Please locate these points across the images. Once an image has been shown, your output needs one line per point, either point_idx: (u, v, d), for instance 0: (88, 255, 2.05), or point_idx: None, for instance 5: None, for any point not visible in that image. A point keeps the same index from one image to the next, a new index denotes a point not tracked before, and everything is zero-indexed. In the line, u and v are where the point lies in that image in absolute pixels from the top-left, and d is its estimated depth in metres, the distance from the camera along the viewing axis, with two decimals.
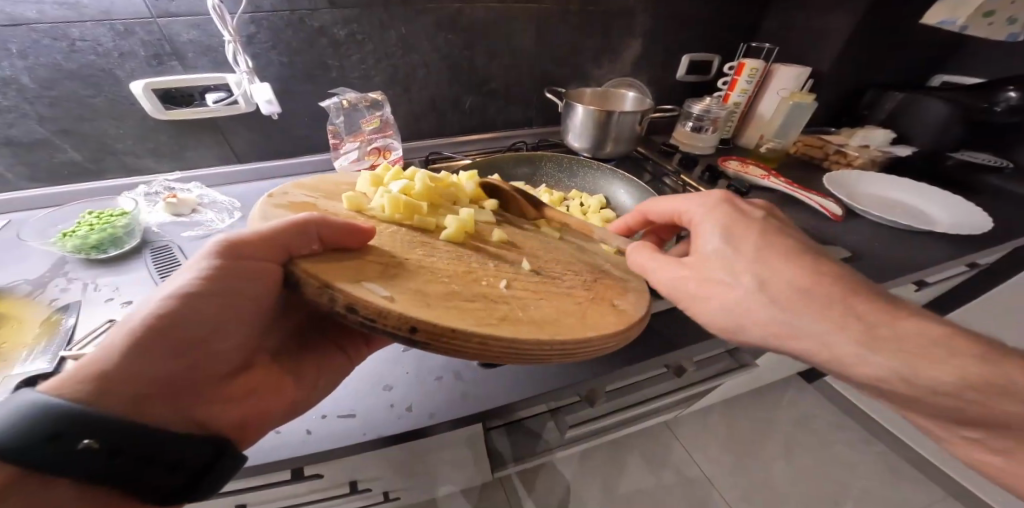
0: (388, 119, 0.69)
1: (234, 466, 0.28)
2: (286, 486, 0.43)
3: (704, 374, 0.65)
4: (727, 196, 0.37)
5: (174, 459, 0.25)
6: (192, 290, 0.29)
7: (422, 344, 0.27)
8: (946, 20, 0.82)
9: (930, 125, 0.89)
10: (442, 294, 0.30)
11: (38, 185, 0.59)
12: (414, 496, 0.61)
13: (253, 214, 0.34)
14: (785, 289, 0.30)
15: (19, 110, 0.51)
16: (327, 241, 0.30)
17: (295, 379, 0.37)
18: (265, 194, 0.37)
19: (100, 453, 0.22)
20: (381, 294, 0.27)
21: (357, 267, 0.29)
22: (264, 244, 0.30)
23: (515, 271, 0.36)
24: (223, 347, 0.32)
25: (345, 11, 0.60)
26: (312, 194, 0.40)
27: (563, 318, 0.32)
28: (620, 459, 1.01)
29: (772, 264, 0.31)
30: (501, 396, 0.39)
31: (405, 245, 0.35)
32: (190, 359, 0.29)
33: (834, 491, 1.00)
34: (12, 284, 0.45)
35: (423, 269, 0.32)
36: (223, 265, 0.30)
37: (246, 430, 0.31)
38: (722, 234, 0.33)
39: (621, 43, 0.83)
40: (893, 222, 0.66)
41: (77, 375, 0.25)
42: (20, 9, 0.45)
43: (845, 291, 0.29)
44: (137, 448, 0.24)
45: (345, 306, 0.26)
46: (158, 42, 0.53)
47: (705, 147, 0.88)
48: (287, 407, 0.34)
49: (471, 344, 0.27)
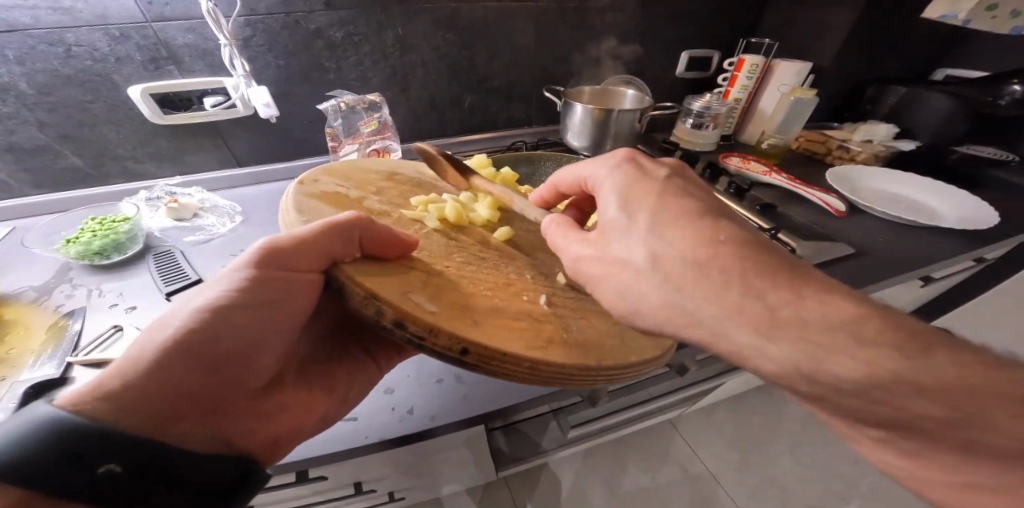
0: (387, 120, 0.69)
1: (256, 482, 0.27)
2: (293, 488, 0.44)
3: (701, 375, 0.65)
4: (631, 154, 0.35)
5: (204, 483, 0.24)
6: (233, 299, 0.27)
7: (471, 366, 0.27)
8: (947, 14, 0.81)
9: (933, 121, 0.87)
10: (489, 310, 0.29)
11: (42, 190, 0.59)
12: (417, 496, 0.61)
13: (288, 208, 0.33)
14: (677, 264, 0.26)
15: (19, 116, 0.51)
16: (366, 248, 0.30)
17: (324, 394, 0.36)
18: (296, 180, 0.36)
19: (124, 477, 0.20)
20: (430, 310, 0.27)
21: (402, 277, 0.29)
22: (307, 249, 0.28)
23: (553, 284, 0.35)
24: (259, 361, 0.30)
25: (340, 13, 0.60)
26: (344, 183, 0.39)
27: (605, 341, 0.32)
28: (626, 458, 1.01)
29: (671, 236, 0.27)
30: (504, 398, 0.39)
31: (442, 250, 0.35)
32: (226, 373, 0.27)
33: (841, 490, 1.00)
34: (19, 290, 0.45)
35: (464, 279, 0.32)
36: (266, 273, 0.28)
37: (273, 449, 0.30)
38: (620, 198, 0.31)
39: (618, 42, 0.82)
40: (896, 217, 0.66)
41: (96, 389, 0.22)
42: (16, 15, 0.45)
43: (744, 266, 0.25)
44: (166, 470, 0.22)
45: (394, 321, 0.26)
46: (154, 46, 0.53)
47: (706, 144, 0.88)
48: (313, 425, 0.33)
49: (521, 366, 0.27)
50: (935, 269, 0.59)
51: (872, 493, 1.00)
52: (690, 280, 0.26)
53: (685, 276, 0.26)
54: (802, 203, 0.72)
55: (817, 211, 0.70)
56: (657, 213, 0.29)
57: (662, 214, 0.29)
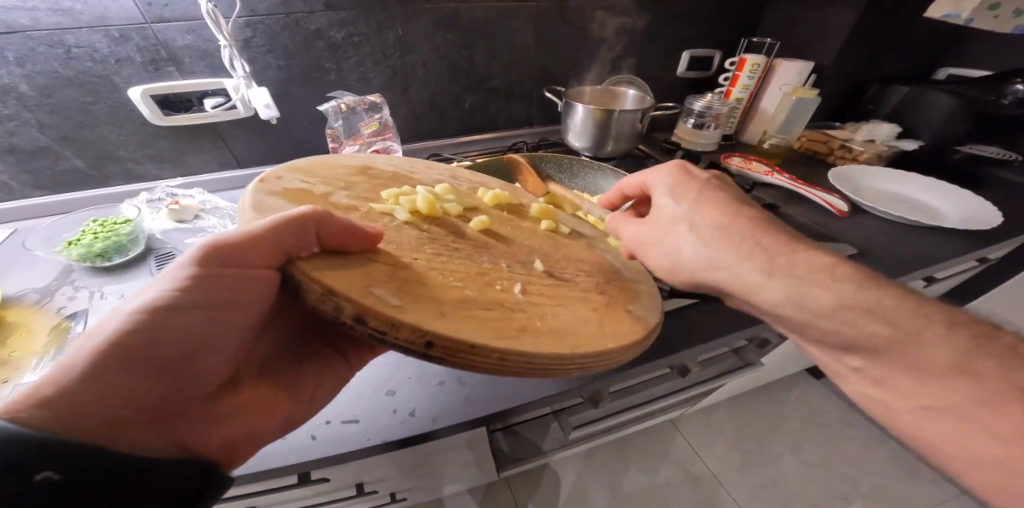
0: (388, 121, 0.68)
1: (221, 485, 0.26)
2: (295, 489, 0.44)
3: (706, 374, 0.64)
4: (682, 164, 0.41)
5: (163, 486, 0.23)
6: (176, 298, 0.26)
7: (438, 359, 0.26)
8: (950, 14, 0.80)
9: (935, 119, 0.88)
10: (456, 302, 0.29)
11: (42, 192, 0.59)
12: (419, 497, 0.61)
13: (245, 203, 0.31)
14: (711, 230, 0.34)
15: (19, 117, 0.51)
16: (325, 243, 0.28)
17: (284, 392, 0.35)
18: (257, 177, 0.34)
19: (64, 486, 0.19)
20: (393, 303, 0.26)
21: (364, 271, 0.28)
22: (257, 246, 0.27)
23: (529, 273, 0.35)
24: (208, 362, 0.29)
25: (340, 13, 0.60)
26: (309, 179, 0.37)
27: (582, 328, 0.31)
28: (627, 459, 1.01)
29: (706, 212, 0.35)
30: (507, 401, 0.39)
31: (414, 242, 0.34)
32: (169, 375, 0.26)
33: (843, 489, 1.00)
34: (21, 292, 0.45)
35: (433, 271, 0.31)
36: (209, 272, 0.27)
37: (232, 452, 0.30)
38: (671, 192, 0.38)
39: (618, 41, 0.82)
40: (900, 217, 0.66)
41: (30, 398, 0.21)
42: (15, 16, 0.45)
43: (756, 229, 0.34)
44: (114, 477, 0.21)
45: (354, 317, 0.25)
46: (154, 47, 0.53)
47: (707, 144, 0.87)
48: (276, 425, 0.33)
49: (490, 359, 0.26)
50: (938, 269, 0.59)
51: (874, 493, 1.00)
52: (721, 241, 0.34)
53: (710, 244, 0.34)
54: (804, 204, 0.71)
55: (819, 211, 0.70)
56: (699, 202, 0.36)
57: (703, 199, 0.36)
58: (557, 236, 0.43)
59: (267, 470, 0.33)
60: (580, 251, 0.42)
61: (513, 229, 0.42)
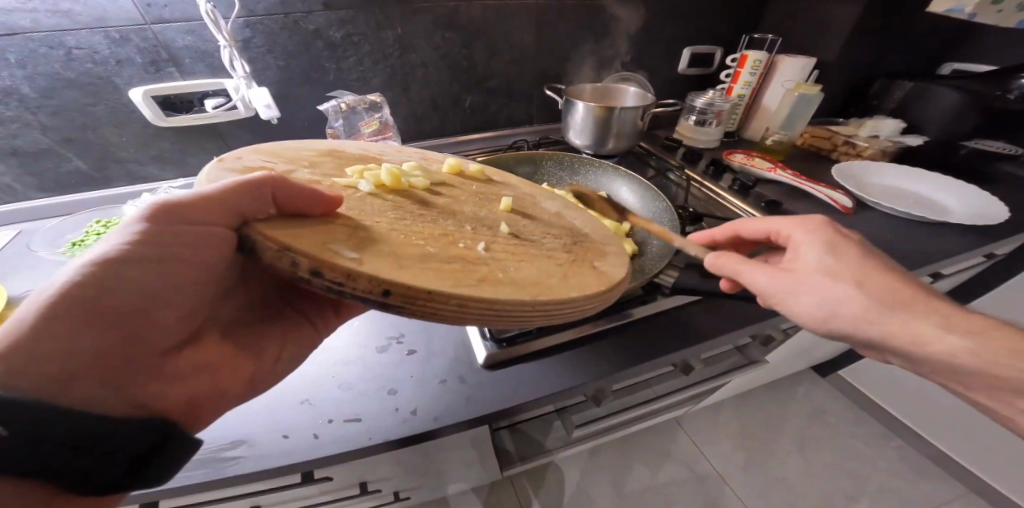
0: (388, 120, 0.68)
1: (186, 449, 0.27)
2: (298, 488, 0.44)
3: (711, 373, 0.64)
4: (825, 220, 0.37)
5: (121, 446, 0.23)
6: (124, 255, 0.26)
7: (397, 308, 0.26)
8: (953, 8, 0.79)
9: (940, 115, 0.86)
10: (418, 256, 0.28)
11: (47, 194, 0.59)
12: (424, 495, 0.61)
13: (201, 176, 0.29)
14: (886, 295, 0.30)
15: (21, 120, 0.52)
16: (282, 204, 0.27)
17: (250, 356, 0.35)
18: (216, 158, 0.32)
19: (20, 438, 0.19)
20: (349, 256, 0.25)
21: (320, 230, 0.27)
22: (208, 207, 0.27)
23: (494, 234, 0.35)
24: (167, 321, 0.29)
25: (339, 13, 0.59)
26: (271, 159, 0.35)
27: (545, 280, 0.31)
28: (631, 457, 1.01)
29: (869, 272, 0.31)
30: (507, 399, 0.39)
31: (376, 209, 0.32)
32: (122, 332, 0.26)
33: (850, 488, 0.99)
34: (25, 293, 0.45)
35: (394, 231, 0.30)
36: (165, 230, 0.27)
37: (194, 409, 0.30)
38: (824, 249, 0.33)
39: (618, 38, 0.81)
40: (908, 213, 0.65)
41: None
42: (15, 18, 0.45)
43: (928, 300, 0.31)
44: (66, 434, 0.21)
45: (310, 270, 0.24)
46: (154, 48, 0.53)
47: (709, 140, 0.87)
48: (239, 384, 0.33)
49: (449, 305, 0.26)
50: (946, 266, 0.58)
51: (881, 491, 0.99)
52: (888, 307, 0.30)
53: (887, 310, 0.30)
54: (808, 200, 0.71)
55: (824, 208, 0.69)
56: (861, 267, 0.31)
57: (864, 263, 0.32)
58: (517, 214, 0.41)
59: (274, 469, 0.32)
60: (550, 220, 0.41)
61: (478, 199, 0.41)
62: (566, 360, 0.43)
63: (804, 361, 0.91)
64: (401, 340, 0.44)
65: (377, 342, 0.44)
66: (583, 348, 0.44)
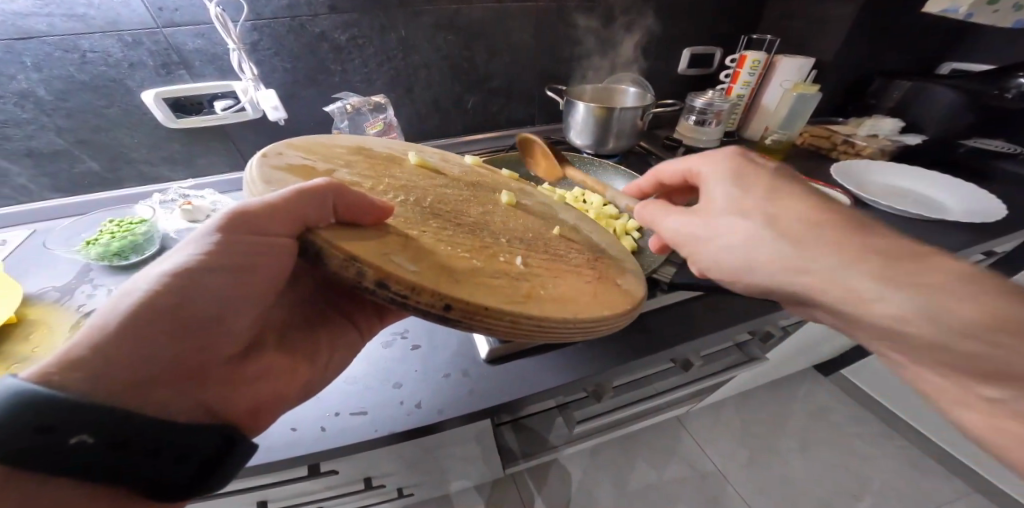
0: (391, 121, 0.69)
1: (244, 453, 0.27)
2: (304, 482, 0.45)
3: (710, 370, 0.64)
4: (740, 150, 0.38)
5: (187, 448, 0.24)
6: (195, 265, 0.27)
7: (456, 322, 0.26)
8: (948, 9, 0.80)
9: (936, 113, 0.88)
10: (468, 272, 0.29)
11: (60, 194, 0.61)
12: (427, 491, 0.62)
13: (252, 178, 0.30)
14: (791, 225, 0.32)
15: (37, 121, 0.53)
16: (341, 215, 0.27)
17: (306, 358, 0.36)
18: (258, 153, 0.33)
19: (97, 447, 0.20)
20: (411, 269, 0.26)
21: (379, 241, 0.27)
22: (273, 216, 0.27)
23: (527, 247, 0.36)
24: (236, 329, 0.30)
25: (344, 16, 0.61)
26: (310, 155, 0.35)
27: (577, 298, 0.32)
28: (632, 455, 1.02)
29: (779, 204, 0.33)
30: (509, 394, 0.39)
31: (421, 216, 0.33)
32: (195, 340, 0.27)
33: (853, 486, 0.99)
34: (40, 291, 0.47)
35: (440, 243, 0.31)
36: (232, 239, 0.28)
37: (258, 414, 0.31)
38: (733, 183, 0.36)
39: (618, 39, 0.82)
40: (905, 211, 0.65)
41: (64, 360, 0.22)
42: (32, 23, 0.47)
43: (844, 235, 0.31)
44: (141, 441, 0.22)
45: (375, 282, 0.25)
46: (165, 51, 0.54)
47: (708, 140, 0.87)
48: (298, 388, 0.34)
49: (503, 322, 0.27)
50: None
51: (884, 491, 0.99)
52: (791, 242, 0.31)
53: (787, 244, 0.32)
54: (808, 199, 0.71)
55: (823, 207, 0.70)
56: (770, 198, 0.34)
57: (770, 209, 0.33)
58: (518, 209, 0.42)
59: (281, 459, 0.33)
60: (569, 233, 0.42)
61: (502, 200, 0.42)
62: (566, 355, 0.43)
63: (804, 361, 0.91)
64: (405, 335, 0.45)
65: (382, 336, 0.45)
66: (583, 344, 0.45)
